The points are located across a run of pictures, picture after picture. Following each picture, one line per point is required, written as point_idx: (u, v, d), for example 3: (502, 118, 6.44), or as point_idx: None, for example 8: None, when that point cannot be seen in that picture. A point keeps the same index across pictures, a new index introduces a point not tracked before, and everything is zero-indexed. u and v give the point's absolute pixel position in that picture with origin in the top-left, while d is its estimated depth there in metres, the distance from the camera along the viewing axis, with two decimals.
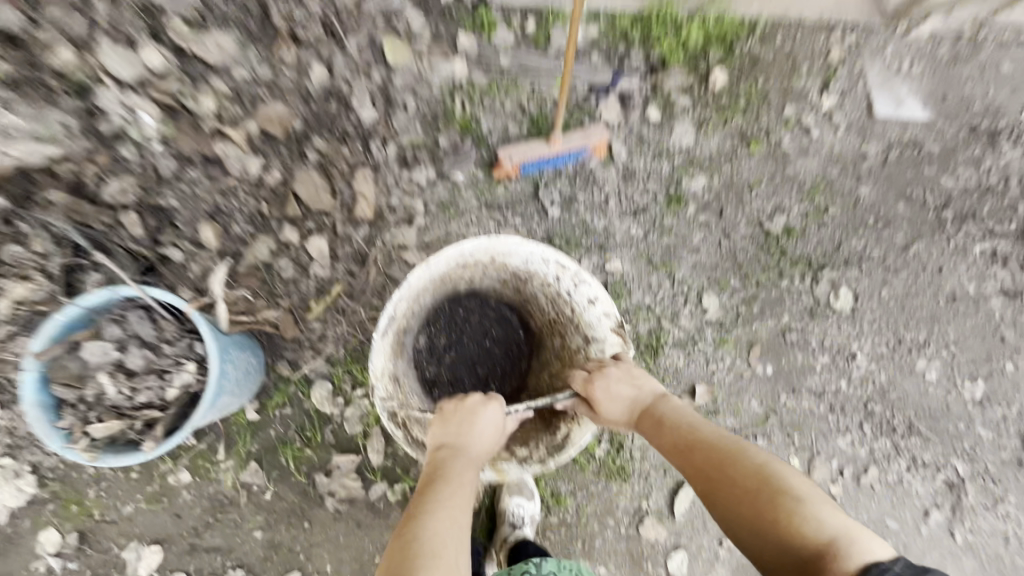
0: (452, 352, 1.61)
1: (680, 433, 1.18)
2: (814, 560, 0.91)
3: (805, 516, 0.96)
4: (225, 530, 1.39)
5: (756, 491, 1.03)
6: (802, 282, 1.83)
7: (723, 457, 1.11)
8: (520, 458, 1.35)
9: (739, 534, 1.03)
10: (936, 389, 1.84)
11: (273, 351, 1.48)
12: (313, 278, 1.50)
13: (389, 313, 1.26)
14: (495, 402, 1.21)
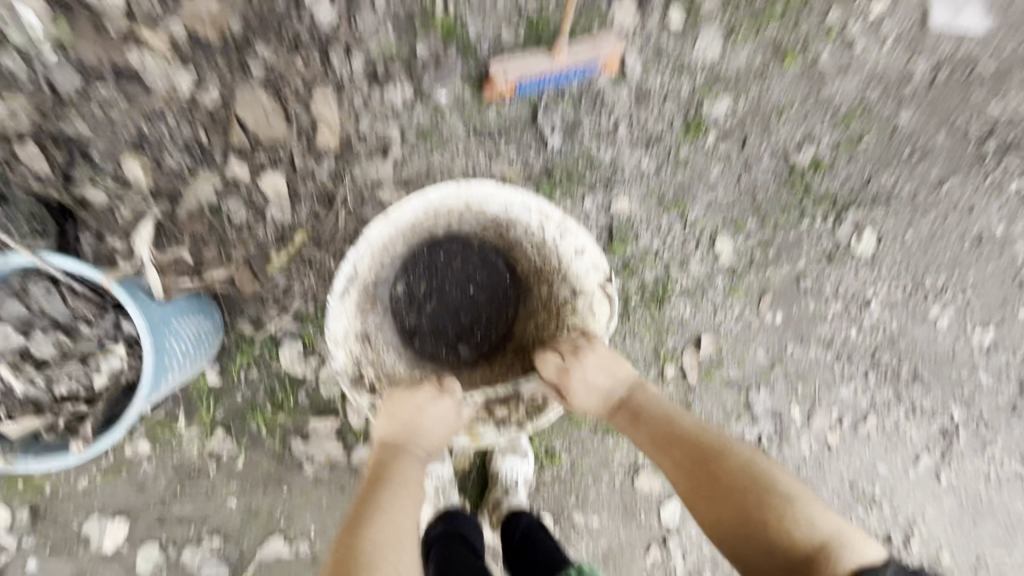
0: (433, 302, 1.35)
1: (661, 426, 1.07)
2: (804, 565, 0.84)
3: (795, 517, 0.88)
4: (196, 500, 1.28)
5: (742, 490, 0.93)
6: (824, 224, 1.66)
7: (708, 453, 1.00)
8: (497, 420, 1.16)
9: (720, 536, 0.93)
10: (945, 336, 1.74)
11: (232, 308, 1.30)
12: (272, 222, 1.29)
13: (345, 272, 1.02)
14: (450, 391, 1.10)
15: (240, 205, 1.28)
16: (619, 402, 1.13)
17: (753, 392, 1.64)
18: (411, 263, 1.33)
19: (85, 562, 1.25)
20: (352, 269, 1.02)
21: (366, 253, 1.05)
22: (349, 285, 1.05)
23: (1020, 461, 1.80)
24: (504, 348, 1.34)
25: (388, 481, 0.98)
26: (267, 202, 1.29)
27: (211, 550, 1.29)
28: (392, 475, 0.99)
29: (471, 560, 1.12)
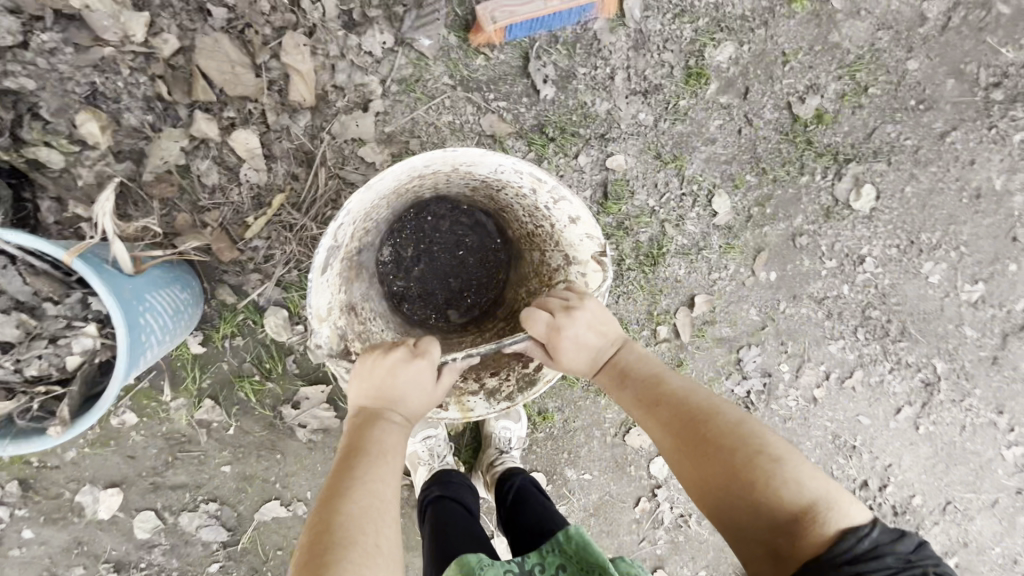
0: (422, 266, 1.31)
1: (647, 383, 0.97)
2: (790, 530, 0.75)
3: (784, 478, 0.78)
4: (189, 468, 1.27)
5: (728, 448, 0.82)
6: (824, 179, 1.61)
7: (695, 412, 0.89)
8: (488, 391, 1.08)
9: (705, 500, 0.84)
10: (935, 291, 1.74)
11: (210, 275, 1.24)
12: (248, 185, 1.22)
13: (325, 245, 0.91)
14: (429, 351, 0.98)
15: (211, 167, 1.20)
16: (605, 362, 1.04)
17: (744, 350, 1.64)
18: (398, 226, 1.28)
19: (80, 530, 1.25)
20: (334, 242, 0.92)
21: (348, 221, 0.95)
22: (331, 258, 0.95)
23: (998, 411, 1.84)
24: (494, 313, 1.30)
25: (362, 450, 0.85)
26: (241, 163, 1.21)
27: (207, 515, 1.29)
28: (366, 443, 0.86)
29: (465, 522, 1.14)
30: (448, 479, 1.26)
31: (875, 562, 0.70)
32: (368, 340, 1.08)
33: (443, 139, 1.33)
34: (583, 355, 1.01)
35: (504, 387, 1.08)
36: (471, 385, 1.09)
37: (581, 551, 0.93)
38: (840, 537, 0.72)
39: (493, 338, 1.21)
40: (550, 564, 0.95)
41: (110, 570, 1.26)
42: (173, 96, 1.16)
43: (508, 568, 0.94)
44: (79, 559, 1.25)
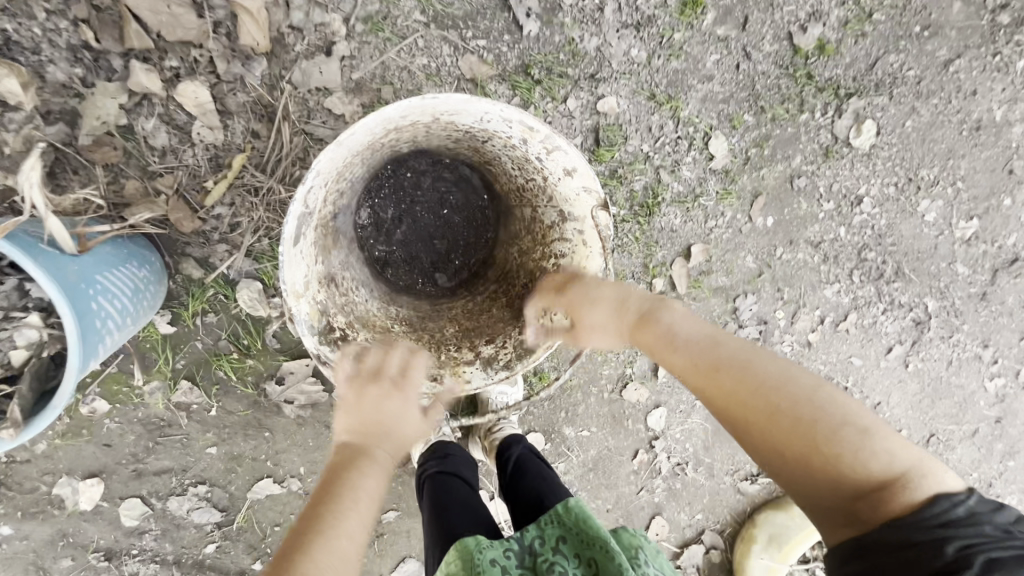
0: (403, 228, 1.22)
1: (703, 346, 0.84)
2: (877, 500, 0.69)
3: (873, 449, 0.71)
4: (173, 452, 1.21)
5: (808, 422, 0.73)
6: (824, 116, 1.52)
7: (762, 381, 0.78)
8: (485, 360, 1.02)
9: (775, 471, 0.77)
10: (930, 230, 1.70)
11: (171, 249, 1.13)
12: (202, 145, 1.09)
13: (295, 212, 0.81)
14: (415, 373, 0.93)
15: (158, 126, 1.07)
16: (641, 319, 0.91)
17: (740, 299, 1.61)
18: (375, 185, 1.17)
19: (63, 523, 1.19)
20: (305, 209, 0.81)
21: (319, 185, 0.84)
22: (303, 227, 0.85)
23: (984, 345, 1.87)
24: (485, 274, 1.22)
25: (346, 472, 0.77)
26: (192, 120, 1.08)
27: (197, 498, 1.24)
28: (350, 464, 0.78)
29: (465, 495, 1.14)
30: (446, 452, 1.26)
31: (969, 528, 0.66)
32: (352, 313, 0.99)
33: (418, 84, 1.20)
34: (607, 322, 0.93)
35: (502, 355, 1.02)
36: (466, 354, 1.04)
37: (579, 522, 0.96)
38: (932, 505, 0.68)
39: (485, 303, 1.14)
40: (549, 537, 0.97)
41: (101, 559, 1.22)
42: (102, 44, 1.02)
43: (507, 546, 0.95)
44: (66, 551, 1.20)
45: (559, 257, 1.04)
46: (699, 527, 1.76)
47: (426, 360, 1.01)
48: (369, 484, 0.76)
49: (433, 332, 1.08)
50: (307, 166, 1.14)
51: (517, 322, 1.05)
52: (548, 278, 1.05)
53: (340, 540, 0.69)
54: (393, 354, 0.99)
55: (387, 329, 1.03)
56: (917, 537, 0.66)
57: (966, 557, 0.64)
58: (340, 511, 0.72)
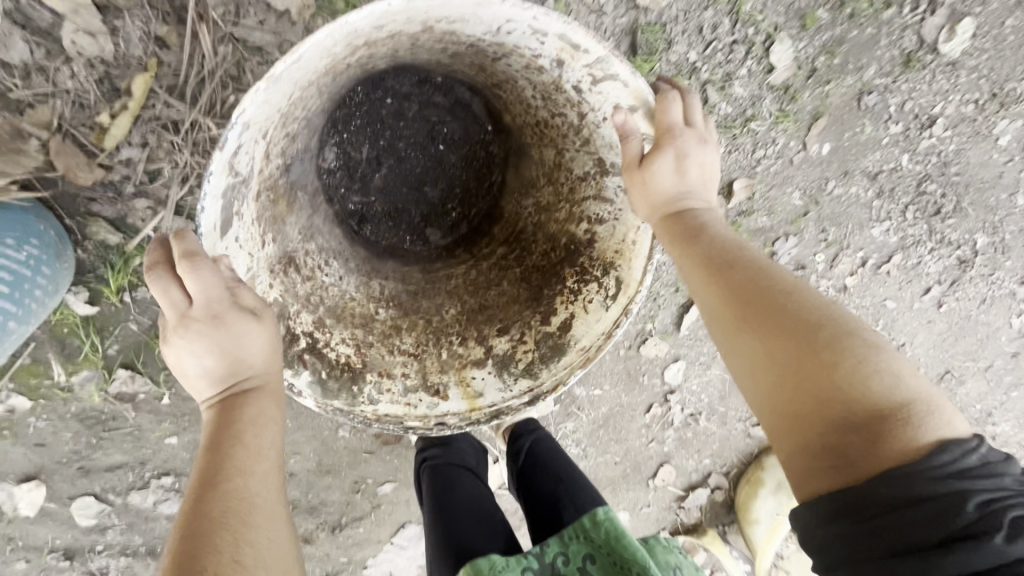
0: (383, 172, 0.93)
1: (721, 244, 0.63)
2: (875, 431, 0.48)
3: (878, 364, 0.50)
4: (125, 446, 1.02)
5: (805, 318, 0.54)
6: (913, 11, 1.19)
7: (767, 281, 0.59)
8: (500, 359, 0.78)
9: (751, 388, 0.57)
10: (999, 156, 1.35)
11: (69, 208, 0.83)
12: (84, 61, 0.76)
13: (215, 185, 0.53)
14: (188, 283, 0.52)
15: (13, 33, 0.74)
16: (680, 209, 0.66)
17: (780, 242, 1.36)
18: (342, 115, 0.88)
19: (7, 527, 1.03)
20: (233, 179, 0.54)
21: (253, 140, 0.55)
22: (237, 206, 0.58)
23: (1021, 282, 1.49)
24: (490, 232, 0.95)
25: (217, 422, 0.53)
26: (60, 23, 0.75)
27: (164, 490, 1.06)
28: (214, 416, 0.54)
29: (472, 491, 1.00)
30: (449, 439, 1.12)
31: (981, 479, 0.46)
32: (321, 304, 0.74)
33: None
34: (670, 195, 0.66)
35: (521, 355, 0.78)
36: (474, 352, 0.79)
37: (611, 538, 0.78)
38: (939, 450, 0.47)
39: (494, 272, 0.87)
40: (574, 555, 0.80)
41: (61, 559, 1.07)
42: None
43: (525, 565, 0.79)
44: (18, 553, 1.05)
45: (594, 221, 0.78)
46: (716, 487, 1.60)
47: (422, 361, 0.77)
48: (247, 417, 0.54)
49: (429, 316, 0.82)
50: (241, 88, 0.81)
51: (538, 305, 0.80)
52: (578, 248, 0.79)
53: (235, 489, 0.50)
54: (380, 358, 0.75)
55: (370, 319, 0.78)
56: (922, 489, 0.46)
57: (988, 517, 0.44)
58: (223, 462, 0.51)
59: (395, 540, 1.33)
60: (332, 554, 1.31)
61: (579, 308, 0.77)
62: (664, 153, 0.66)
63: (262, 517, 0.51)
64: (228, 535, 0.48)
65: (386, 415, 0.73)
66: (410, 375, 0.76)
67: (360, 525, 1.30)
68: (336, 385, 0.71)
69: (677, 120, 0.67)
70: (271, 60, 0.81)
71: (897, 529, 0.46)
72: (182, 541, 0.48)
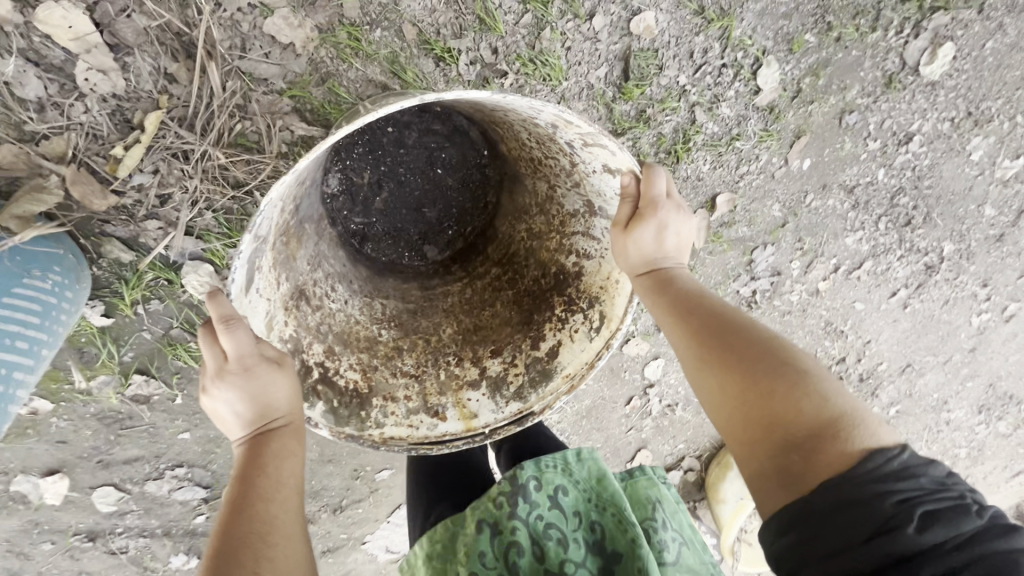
0: (384, 195, 0.98)
1: (689, 290, 0.71)
2: (812, 447, 0.55)
3: (810, 387, 0.58)
4: (140, 441, 1.09)
5: (753, 355, 0.62)
6: (898, 36, 1.18)
7: (725, 324, 0.66)
8: (493, 380, 0.85)
9: (717, 422, 0.63)
10: (971, 171, 1.31)
11: (85, 229, 0.87)
12: (97, 96, 0.80)
13: (244, 255, 0.60)
14: (226, 342, 0.59)
15: (26, 69, 0.77)
16: (657, 261, 0.73)
17: (758, 251, 1.36)
18: (345, 144, 0.93)
19: (32, 514, 1.11)
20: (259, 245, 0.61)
21: (274, 207, 0.61)
22: (257, 262, 0.65)
23: (982, 284, 1.44)
24: (484, 251, 1.00)
25: (246, 456, 0.61)
26: (73, 60, 0.78)
27: (177, 479, 1.14)
28: (243, 452, 0.61)
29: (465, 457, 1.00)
30: None
31: (904, 483, 0.52)
32: (331, 331, 0.81)
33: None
34: (652, 250, 0.73)
35: (513, 377, 0.85)
36: (470, 373, 0.86)
37: (593, 480, 0.77)
38: (867, 456, 0.53)
39: (487, 292, 0.93)
40: (547, 483, 0.75)
41: (85, 540, 1.16)
42: None
43: (498, 491, 0.74)
44: (45, 536, 1.14)
45: (581, 256, 0.84)
46: (690, 467, 1.71)
47: (422, 382, 0.85)
48: (272, 451, 0.61)
49: (428, 335, 0.89)
50: (247, 116, 0.86)
51: (528, 329, 0.86)
52: (566, 279, 0.85)
53: (259, 512, 0.57)
54: (384, 382, 0.82)
55: (374, 342, 0.85)
56: (848, 492, 0.51)
57: (902, 513, 0.50)
58: (250, 489, 0.58)
59: (391, 519, 1.44)
60: (332, 531, 1.42)
61: (566, 336, 0.84)
62: (651, 216, 0.72)
63: (281, 536, 0.57)
64: (251, 551, 0.54)
65: (392, 437, 0.80)
66: (412, 398, 0.83)
67: (359, 506, 1.41)
68: (346, 412, 0.78)
69: (663, 191, 0.73)
70: (276, 90, 0.86)
71: (832, 533, 0.51)
72: (214, 554, 0.54)
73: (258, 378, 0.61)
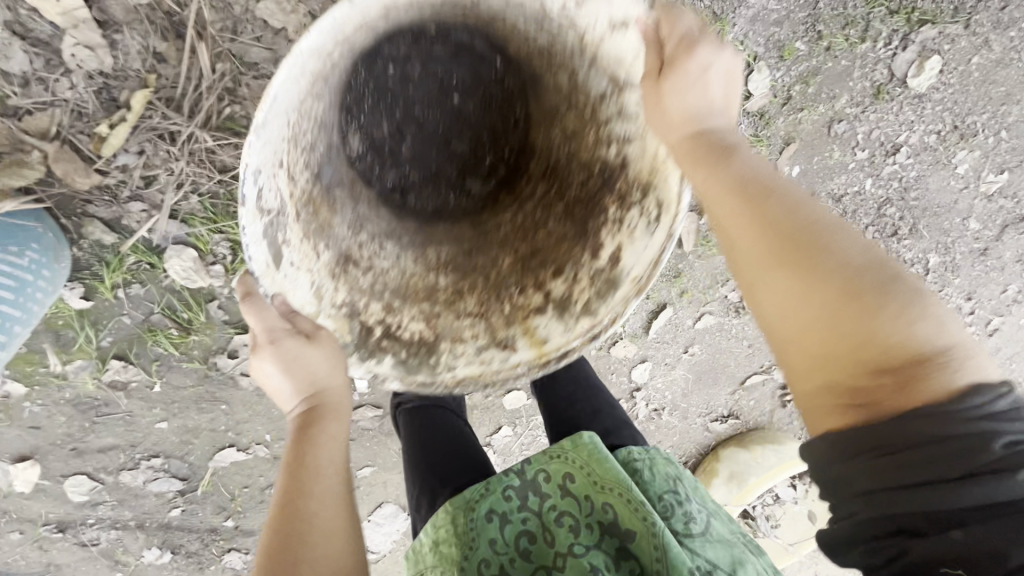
0: (409, 144, 0.85)
1: (752, 164, 0.57)
2: (907, 376, 0.47)
3: (916, 308, 0.47)
4: (116, 429, 1.07)
5: (846, 262, 0.49)
6: (886, 47, 1.19)
7: (806, 218, 0.52)
8: (558, 304, 0.75)
9: (789, 332, 0.52)
10: (956, 185, 1.32)
11: (66, 209, 0.87)
12: (83, 72, 0.80)
13: (254, 228, 0.62)
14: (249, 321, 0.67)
15: (11, 42, 0.77)
16: (699, 133, 0.61)
17: None
18: (353, 98, 0.78)
19: (1, 501, 1.09)
20: (267, 218, 0.62)
21: (271, 175, 0.62)
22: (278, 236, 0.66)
23: (967, 297, 1.45)
24: (527, 168, 0.85)
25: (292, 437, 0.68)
26: (60, 35, 0.77)
27: (153, 470, 1.12)
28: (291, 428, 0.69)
29: (455, 431, 0.99)
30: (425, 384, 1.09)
31: (1010, 423, 0.45)
32: (387, 289, 0.77)
33: None
34: (690, 114, 0.60)
35: (578, 294, 0.74)
36: (535, 299, 0.77)
37: (594, 460, 0.77)
38: (974, 393, 0.45)
39: (537, 208, 0.81)
40: (554, 473, 0.78)
41: (54, 530, 1.13)
42: None
43: (506, 484, 0.77)
44: (14, 524, 1.12)
45: (622, 142, 0.71)
46: None
47: (488, 319, 0.77)
48: (312, 437, 0.67)
49: (487, 271, 0.79)
50: (237, 100, 0.85)
51: (587, 241, 0.75)
52: (613, 174, 0.73)
53: (302, 509, 0.63)
54: (449, 326, 0.76)
55: (432, 289, 0.78)
56: (943, 428, 0.45)
57: (1008, 458, 0.44)
58: (294, 483, 0.64)
59: (373, 518, 1.42)
60: None
61: (625, 236, 0.71)
62: (682, 74, 0.60)
63: (321, 530, 0.63)
64: (294, 546, 0.61)
65: (466, 377, 0.75)
66: (479, 335, 0.76)
67: None
68: (417, 361, 0.75)
69: (695, 29, 0.60)
70: (265, 75, 0.85)
71: (915, 465, 0.45)
72: (269, 542, 0.62)
73: (291, 357, 0.68)
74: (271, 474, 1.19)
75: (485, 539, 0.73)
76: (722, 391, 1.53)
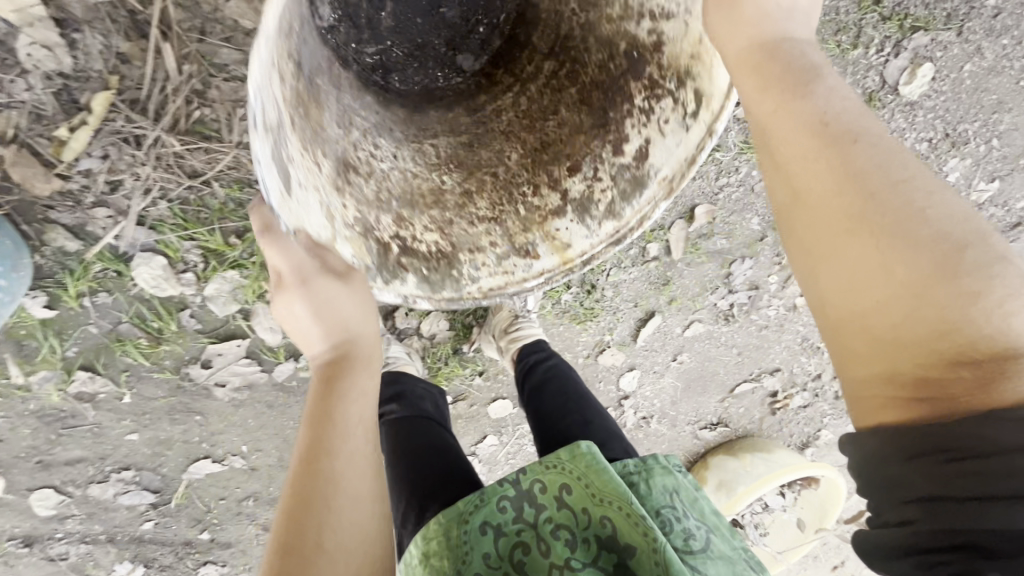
0: (389, 9, 0.84)
1: (829, 109, 0.47)
2: (995, 374, 0.39)
3: (1014, 296, 0.40)
4: (84, 441, 1.03)
5: (938, 232, 0.41)
6: (878, 54, 1.17)
7: (894, 175, 0.43)
8: (577, 203, 0.74)
9: (857, 307, 0.44)
10: None
11: (26, 215, 0.83)
12: (41, 73, 0.76)
13: (263, 155, 0.54)
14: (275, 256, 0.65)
15: None
16: (763, 63, 0.51)
17: (736, 264, 1.35)
18: None
19: None
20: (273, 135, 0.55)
21: (269, 84, 0.54)
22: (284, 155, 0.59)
23: None
24: (526, 44, 0.87)
25: (319, 389, 0.65)
26: (14, 33, 0.74)
27: (124, 483, 1.08)
28: (318, 379, 0.66)
29: (438, 437, 0.97)
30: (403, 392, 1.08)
31: None
32: (395, 197, 0.74)
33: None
34: (756, 45, 0.51)
35: (597, 194, 0.73)
36: (551, 199, 0.75)
37: (591, 471, 0.73)
38: None
39: (545, 96, 0.80)
40: (551, 484, 0.74)
41: (20, 545, 1.10)
42: None
43: (501, 495, 0.74)
44: None
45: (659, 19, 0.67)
46: None
47: (505, 224, 0.75)
48: (342, 387, 0.65)
49: (495, 167, 0.77)
50: (207, 102, 0.82)
51: (606, 132, 0.72)
52: (642, 56, 0.69)
53: (329, 461, 0.60)
54: (466, 234, 0.75)
55: (440, 192, 0.76)
56: None
57: None
58: (320, 432, 0.62)
59: None
60: None
61: (654, 129, 0.68)
62: None
63: (349, 486, 0.60)
64: (320, 500, 0.58)
65: (491, 289, 0.75)
66: (497, 242, 0.75)
67: None
68: (438, 278, 0.74)
69: None
70: (236, 76, 0.81)
71: (987, 474, 0.38)
72: (292, 496, 0.59)
73: (322, 299, 0.67)
74: (248, 486, 1.15)
75: (478, 553, 0.71)
76: (711, 399, 1.51)
